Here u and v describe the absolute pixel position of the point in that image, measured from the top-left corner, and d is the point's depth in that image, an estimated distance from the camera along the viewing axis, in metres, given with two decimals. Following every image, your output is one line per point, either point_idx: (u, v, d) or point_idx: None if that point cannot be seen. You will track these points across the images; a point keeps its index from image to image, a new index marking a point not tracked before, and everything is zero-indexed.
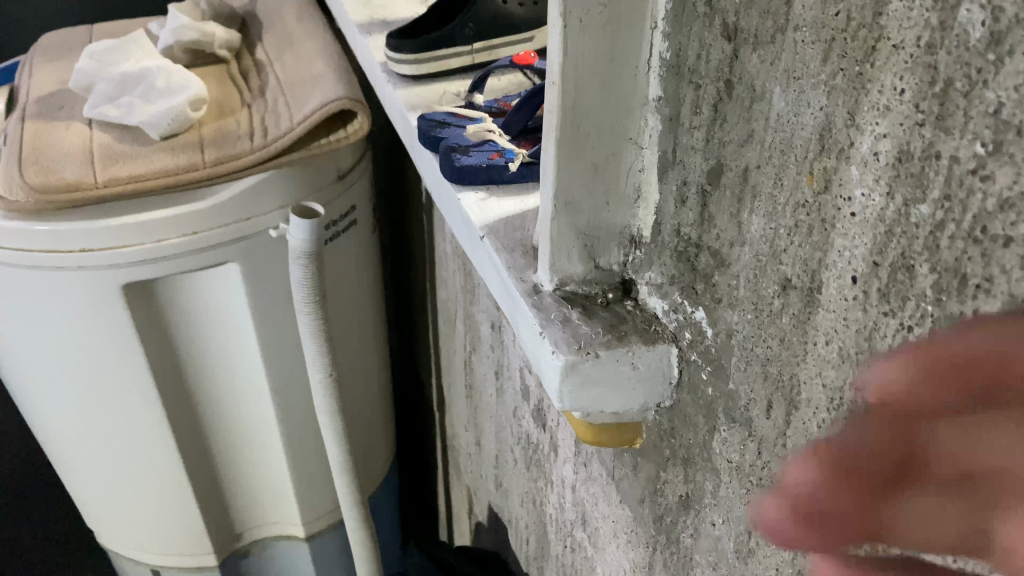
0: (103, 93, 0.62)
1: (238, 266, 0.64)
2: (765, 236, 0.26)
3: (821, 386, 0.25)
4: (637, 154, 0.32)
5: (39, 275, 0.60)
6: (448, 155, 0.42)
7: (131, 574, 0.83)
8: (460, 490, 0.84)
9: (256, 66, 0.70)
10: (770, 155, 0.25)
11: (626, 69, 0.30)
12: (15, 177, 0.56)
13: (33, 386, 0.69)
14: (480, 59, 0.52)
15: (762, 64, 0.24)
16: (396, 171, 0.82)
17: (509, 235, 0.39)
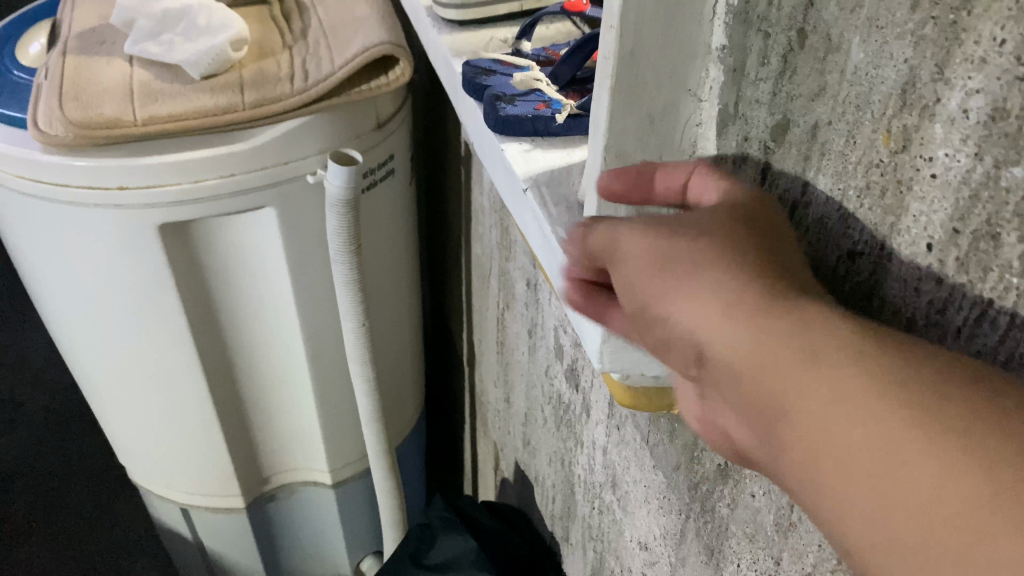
0: (144, 29, 0.61)
1: (275, 210, 0.64)
2: (834, 198, 0.24)
3: None
4: (696, 107, 0.31)
5: (77, 211, 0.60)
6: (493, 104, 0.40)
7: (161, 511, 0.84)
8: (487, 446, 0.83)
9: (299, 8, 0.69)
10: (843, 111, 0.23)
11: (690, 15, 0.28)
12: (55, 112, 0.56)
13: (71, 323, 0.69)
14: (529, 6, 0.50)
15: (841, 12, 0.23)
16: (436, 122, 0.80)
17: (554, 190, 0.37)
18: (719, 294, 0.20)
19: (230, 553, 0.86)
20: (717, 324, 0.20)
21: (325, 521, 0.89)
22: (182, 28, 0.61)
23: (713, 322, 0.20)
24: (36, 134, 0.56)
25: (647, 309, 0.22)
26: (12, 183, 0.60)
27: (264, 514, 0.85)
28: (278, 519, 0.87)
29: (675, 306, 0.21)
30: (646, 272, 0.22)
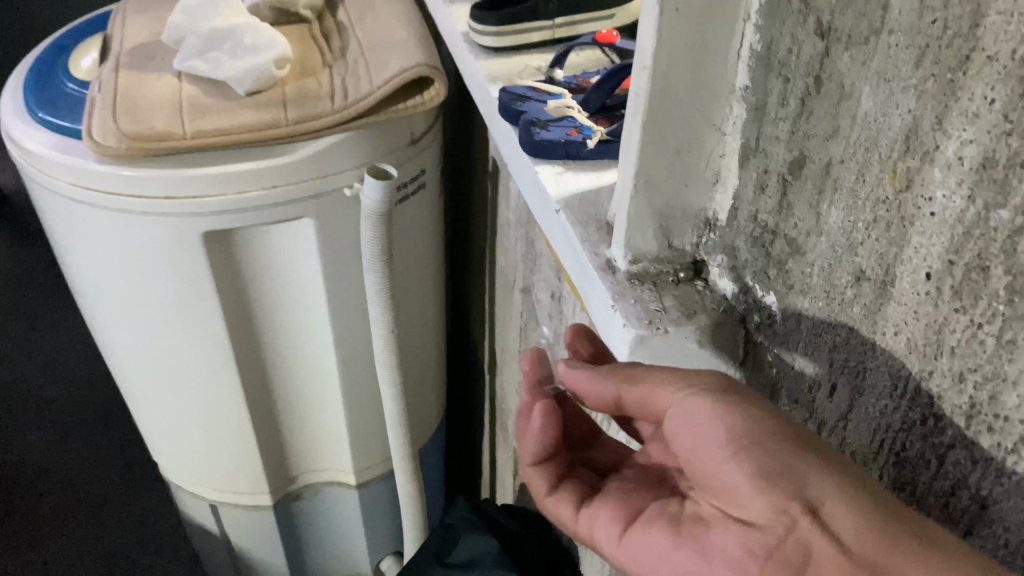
0: (192, 47, 0.65)
1: (312, 221, 0.67)
2: (844, 229, 0.27)
3: (887, 374, 0.26)
4: (719, 140, 0.33)
5: (126, 218, 0.63)
6: (528, 128, 0.43)
7: (191, 507, 0.88)
8: (507, 451, 0.86)
9: (337, 28, 0.72)
10: (854, 151, 0.26)
11: (716, 58, 0.31)
12: (109, 124, 0.59)
13: (114, 325, 0.73)
14: (561, 34, 0.53)
15: (854, 63, 0.25)
16: (464, 138, 0.83)
17: (584, 210, 0.40)
18: (848, 481, 0.25)
19: (255, 550, 0.89)
20: (845, 496, 0.25)
21: (348, 520, 0.92)
22: (229, 46, 0.65)
23: (839, 495, 0.25)
24: (89, 145, 0.60)
25: (767, 466, 0.27)
26: (65, 190, 0.64)
27: (290, 513, 0.88)
28: (302, 518, 0.90)
29: (814, 476, 0.26)
30: (781, 432, 0.27)
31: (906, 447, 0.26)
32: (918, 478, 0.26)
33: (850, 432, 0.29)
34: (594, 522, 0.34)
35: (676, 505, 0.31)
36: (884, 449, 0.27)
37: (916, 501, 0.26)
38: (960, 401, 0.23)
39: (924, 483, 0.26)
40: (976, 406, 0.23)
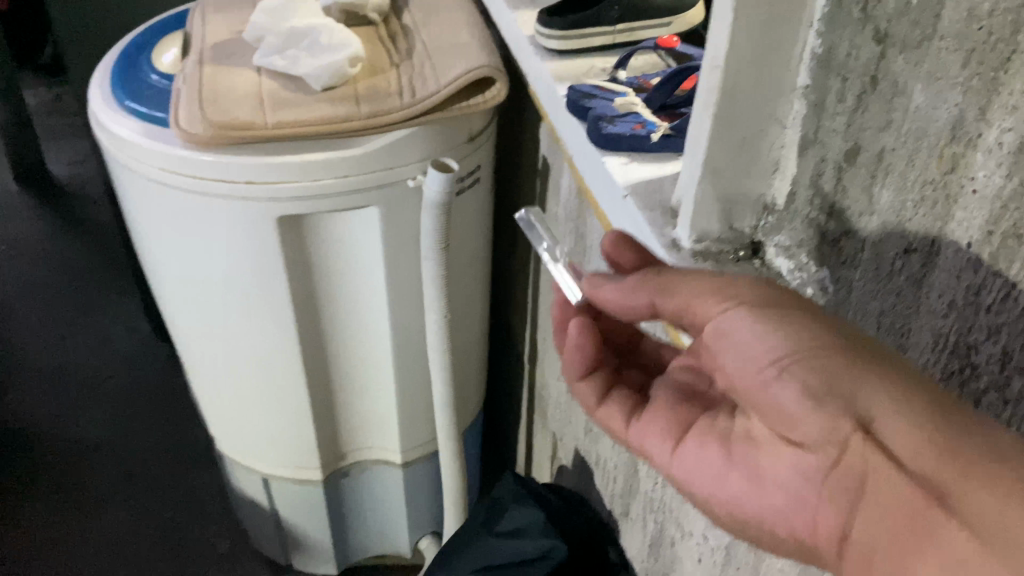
0: (272, 45, 0.70)
1: (377, 209, 0.71)
2: (894, 207, 0.31)
3: (930, 331, 0.30)
4: (780, 132, 0.38)
5: (207, 201, 0.68)
6: (597, 123, 0.47)
7: (244, 481, 0.92)
8: (545, 437, 0.90)
9: (403, 30, 0.76)
10: (905, 140, 0.30)
11: (781, 59, 0.35)
12: (197, 114, 0.64)
13: (186, 302, 0.78)
14: (621, 39, 0.58)
15: (907, 64, 0.30)
16: (512, 137, 0.87)
17: (649, 196, 0.44)
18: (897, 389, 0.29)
19: (303, 523, 0.94)
20: (886, 410, 0.29)
21: (391, 499, 0.96)
22: (306, 45, 0.69)
23: (890, 409, 0.29)
24: (177, 132, 0.65)
25: (819, 380, 0.31)
26: (151, 174, 0.69)
27: (337, 488, 0.92)
28: (348, 495, 0.94)
29: (857, 391, 0.30)
30: (829, 346, 0.31)
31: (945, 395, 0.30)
32: None
33: None
34: (646, 437, 0.41)
35: (722, 422, 0.38)
36: None
37: None
38: (994, 350, 0.27)
39: None
40: (1008, 354, 0.27)
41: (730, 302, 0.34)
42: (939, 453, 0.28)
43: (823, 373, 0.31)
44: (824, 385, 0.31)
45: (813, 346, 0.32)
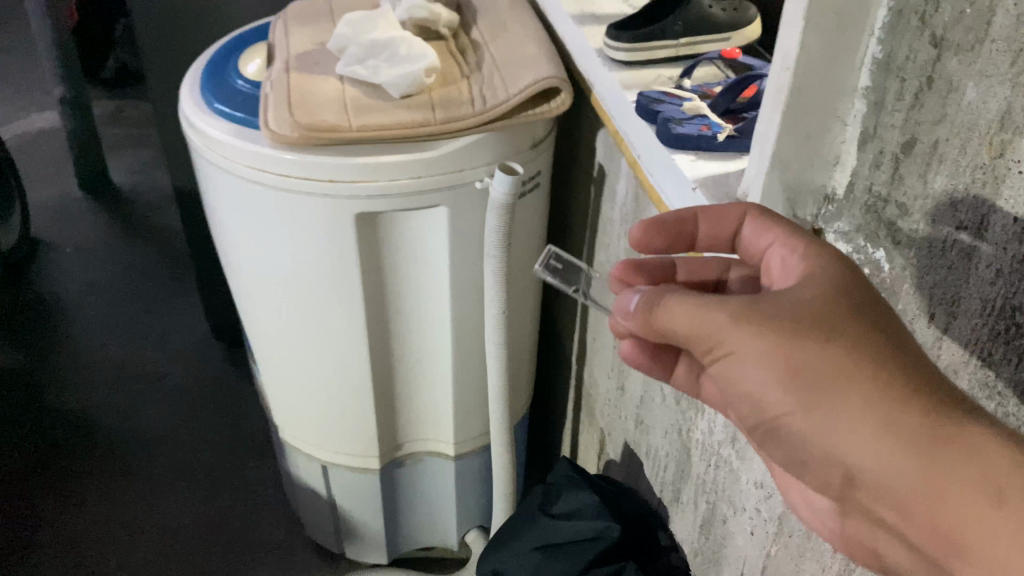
0: (354, 55, 0.76)
1: (446, 209, 0.76)
2: (947, 191, 0.36)
3: (978, 298, 0.34)
4: (840, 129, 0.42)
5: (290, 197, 0.74)
6: (667, 124, 0.52)
7: (304, 468, 0.98)
8: (592, 434, 0.94)
9: (471, 44, 0.82)
10: (958, 131, 0.35)
11: (844, 63, 0.40)
12: (286, 116, 0.70)
13: (263, 293, 0.83)
14: (684, 52, 0.62)
15: (961, 64, 0.34)
16: (568, 147, 0.92)
17: (717, 189, 0.49)
18: (877, 424, 0.30)
19: (358, 511, 0.99)
20: (870, 444, 0.31)
21: (441, 491, 1.00)
22: (386, 56, 0.75)
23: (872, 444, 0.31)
24: (266, 133, 0.70)
25: (804, 413, 0.32)
26: (238, 171, 0.74)
27: (392, 478, 0.97)
28: (401, 485, 0.99)
29: (837, 422, 0.31)
30: (809, 384, 0.32)
31: (992, 353, 0.34)
32: (1001, 375, 0.34)
33: (944, 350, 0.37)
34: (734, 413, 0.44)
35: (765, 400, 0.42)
36: (974, 358, 0.35)
37: (999, 395, 0.34)
38: None
39: (1006, 377, 0.34)
40: None
41: (713, 338, 0.35)
42: (931, 485, 0.29)
43: (808, 405, 0.32)
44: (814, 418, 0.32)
45: (798, 376, 0.32)
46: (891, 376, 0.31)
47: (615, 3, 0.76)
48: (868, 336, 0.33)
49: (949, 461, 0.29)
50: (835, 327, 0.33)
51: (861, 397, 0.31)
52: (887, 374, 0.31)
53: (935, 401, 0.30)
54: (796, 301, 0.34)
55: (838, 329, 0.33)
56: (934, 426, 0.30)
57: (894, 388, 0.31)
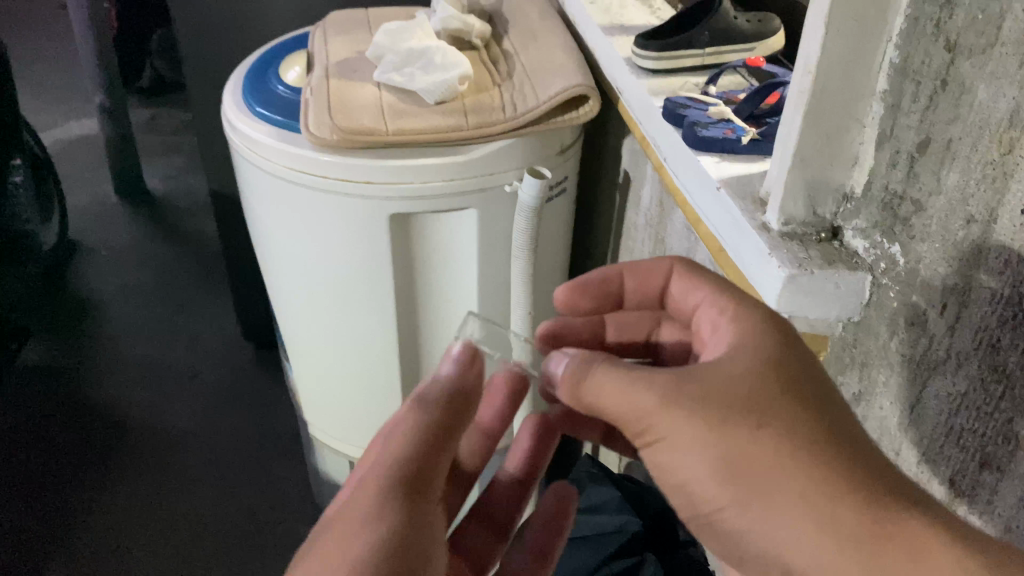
0: (391, 62, 0.79)
1: (476, 211, 0.79)
2: (959, 187, 0.38)
3: (988, 287, 0.36)
4: (860, 131, 0.44)
5: (327, 198, 0.77)
6: (693, 128, 0.55)
7: (331, 461, 1.02)
8: None
9: (503, 54, 0.85)
10: (969, 130, 0.37)
11: (864, 68, 0.42)
12: (326, 120, 0.73)
13: (299, 289, 0.87)
14: (710, 61, 0.65)
15: (973, 67, 0.36)
16: (596, 155, 0.95)
17: (741, 188, 0.51)
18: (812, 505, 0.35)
19: None
20: (806, 523, 0.35)
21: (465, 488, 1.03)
22: (421, 64, 0.78)
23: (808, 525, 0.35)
24: (308, 136, 0.73)
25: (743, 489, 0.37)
26: (278, 172, 0.77)
27: None
28: None
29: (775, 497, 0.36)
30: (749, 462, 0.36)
31: (1000, 339, 0.36)
32: (1010, 361, 0.35)
33: (956, 338, 0.38)
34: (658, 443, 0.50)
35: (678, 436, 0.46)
36: (983, 345, 0.37)
37: (1006, 381, 0.36)
38: None
39: (1014, 364, 0.35)
40: None
41: (646, 421, 0.38)
42: (865, 563, 0.34)
43: (743, 485, 0.37)
44: (752, 512, 0.37)
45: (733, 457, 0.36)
46: (825, 468, 0.35)
47: (643, 15, 0.79)
48: (797, 423, 0.36)
49: (892, 559, 0.33)
50: (766, 410, 0.37)
51: (798, 487, 0.35)
52: (812, 464, 0.35)
53: (874, 487, 0.35)
54: (724, 381, 0.38)
55: (769, 414, 0.37)
56: (871, 522, 0.34)
57: (828, 483, 0.35)
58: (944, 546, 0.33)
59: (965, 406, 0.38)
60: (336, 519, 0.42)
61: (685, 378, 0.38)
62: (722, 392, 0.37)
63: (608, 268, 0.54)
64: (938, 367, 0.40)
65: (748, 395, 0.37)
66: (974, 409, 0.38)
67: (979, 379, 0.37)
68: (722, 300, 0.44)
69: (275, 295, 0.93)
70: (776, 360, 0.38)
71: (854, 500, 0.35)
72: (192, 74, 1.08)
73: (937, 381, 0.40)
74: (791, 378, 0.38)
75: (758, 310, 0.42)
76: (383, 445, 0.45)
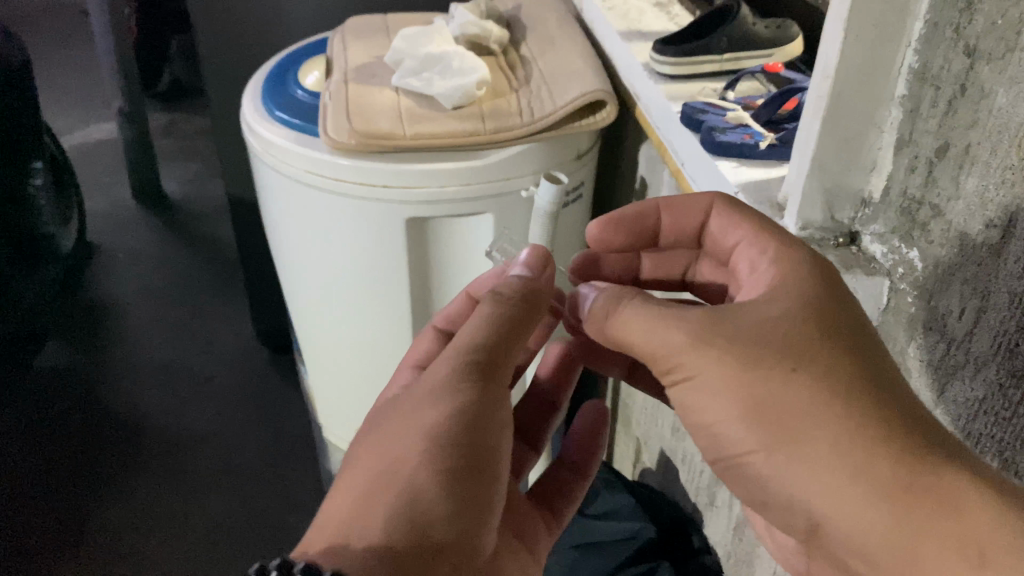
0: (409, 68, 0.79)
1: (492, 215, 0.80)
2: (978, 192, 0.38)
3: (1007, 292, 0.36)
4: (878, 136, 0.44)
5: (345, 202, 0.77)
6: (711, 133, 0.55)
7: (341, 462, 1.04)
8: (627, 442, 0.96)
9: (521, 59, 0.86)
10: (989, 135, 0.37)
11: (883, 73, 0.42)
12: (344, 124, 0.73)
13: (315, 292, 0.87)
14: (728, 67, 0.65)
15: (993, 72, 0.36)
16: (612, 162, 0.95)
17: (759, 194, 0.51)
18: (835, 452, 0.35)
19: None
20: (831, 478, 0.35)
21: None
22: (439, 69, 0.79)
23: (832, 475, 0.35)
24: (325, 139, 0.73)
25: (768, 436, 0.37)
26: (296, 176, 0.78)
27: None
28: None
29: (800, 448, 0.36)
30: (776, 405, 0.37)
31: (1020, 345, 0.35)
32: None
33: (974, 343, 0.38)
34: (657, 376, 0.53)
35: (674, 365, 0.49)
36: (1001, 350, 0.36)
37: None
38: None
39: None
40: None
41: (675, 360, 0.40)
42: (890, 518, 0.34)
43: (771, 438, 0.37)
44: (779, 456, 0.37)
45: (760, 401, 0.37)
46: (859, 416, 0.36)
47: (662, 21, 0.79)
48: (829, 374, 0.37)
49: (920, 512, 0.33)
50: (806, 355, 0.37)
51: (828, 437, 0.36)
52: (843, 413, 0.36)
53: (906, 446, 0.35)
54: (761, 321, 0.39)
55: (805, 360, 0.37)
56: (904, 478, 0.34)
57: (860, 434, 0.35)
58: (973, 500, 0.33)
59: (983, 411, 0.38)
60: (416, 393, 0.47)
61: (719, 318, 0.39)
62: (753, 335, 0.38)
63: (646, 203, 0.52)
64: (956, 373, 0.40)
65: (781, 337, 0.38)
66: (992, 414, 0.37)
67: (997, 385, 0.37)
68: (761, 240, 0.44)
69: (291, 298, 0.94)
70: (812, 308, 0.39)
71: (886, 455, 0.35)
72: (211, 79, 1.09)
73: (956, 387, 0.40)
74: (828, 327, 0.39)
75: (801, 252, 0.42)
76: (460, 332, 0.49)
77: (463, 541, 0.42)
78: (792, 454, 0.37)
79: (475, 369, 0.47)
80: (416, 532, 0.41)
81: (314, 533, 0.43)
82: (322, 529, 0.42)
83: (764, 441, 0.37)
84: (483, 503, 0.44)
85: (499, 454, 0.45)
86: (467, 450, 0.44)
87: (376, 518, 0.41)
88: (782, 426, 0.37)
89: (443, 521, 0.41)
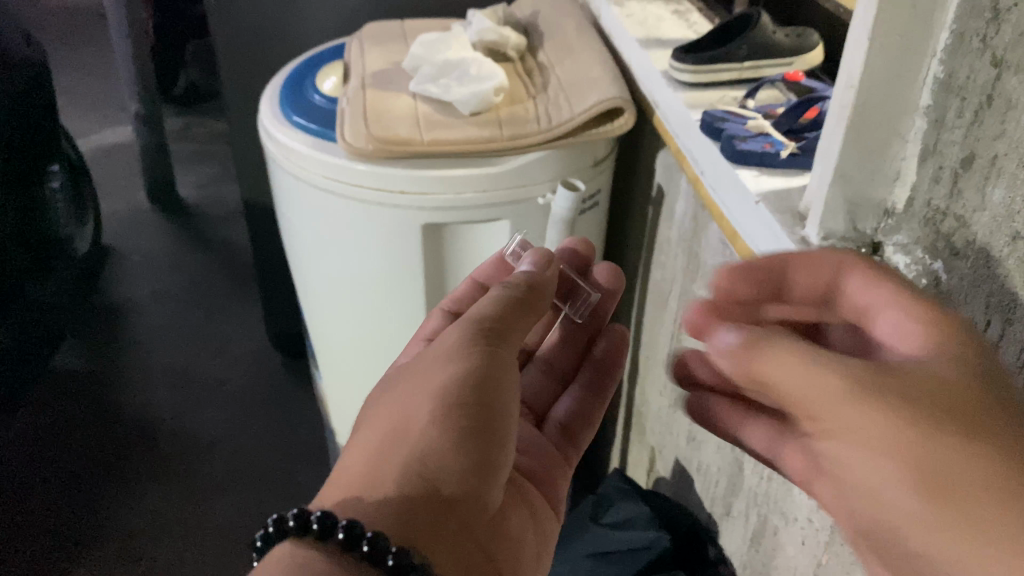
0: (427, 74, 0.79)
1: (509, 222, 0.80)
2: (1004, 204, 0.37)
3: None
4: (903, 146, 0.44)
5: (360, 207, 0.77)
6: (731, 141, 0.55)
7: None
8: (642, 450, 0.96)
9: (539, 66, 0.86)
10: (1016, 146, 0.36)
11: (907, 83, 0.42)
12: (362, 129, 0.74)
13: (329, 296, 0.87)
14: (748, 75, 0.65)
15: (1020, 82, 0.35)
16: (629, 168, 0.95)
17: (781, 203, 0.51)
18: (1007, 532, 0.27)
19: None
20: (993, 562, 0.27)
21: None
22: (456, 76, 0.79)
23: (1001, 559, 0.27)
24: (342, 145, 0.74)
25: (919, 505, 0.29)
26: (312, 181, 0.78)
27: None
28: None
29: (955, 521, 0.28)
30: (927, 470, 0.29)
31: None
32: None
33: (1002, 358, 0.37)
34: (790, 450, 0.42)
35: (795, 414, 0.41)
36: None
37: None
38: None
39: None
40: None
41: (811, 411, 0.32)
42: None
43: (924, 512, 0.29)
44: (926, 529, 0.29)
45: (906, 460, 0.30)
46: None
47: (680, 28, 0.79)
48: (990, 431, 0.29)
49: None
50: (965, 409, 0.30)
51: (997, 513, 0.27)
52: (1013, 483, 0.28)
53: None
54: (917, 373, 0.31)
55: (963, 415, 0.30)
56: None
57: None
58: None
59: None
60: (429, 363, 0.50)
61: (874, 368, 0.32)
62: (901, 386, 0.31)
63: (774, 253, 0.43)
64: None
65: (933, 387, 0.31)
66: None
67: None
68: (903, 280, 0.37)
69: (306, 302, 0.94)
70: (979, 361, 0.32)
71: None
72: (229, 83, 1.09)
73: None
74: (1003, 396, 0.31)
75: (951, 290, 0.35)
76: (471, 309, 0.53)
77: (469, 494, 0.45)
78: (951, 532, 0.28)
79: (484, 337, 0.50)
80: (425, 485, 0.44)
81: (334, 485, 0.47)
82: (337, 484, 0.46)
83: (919, 517, 0.30)
84: (492, 466, 0.47)
85: (507, 415, 0.48)
86: (475, 411, 0.47)
87: (387, 473, 0.45)
88: (937, 494, 0.29)
89: (450, 475, 0.44)
